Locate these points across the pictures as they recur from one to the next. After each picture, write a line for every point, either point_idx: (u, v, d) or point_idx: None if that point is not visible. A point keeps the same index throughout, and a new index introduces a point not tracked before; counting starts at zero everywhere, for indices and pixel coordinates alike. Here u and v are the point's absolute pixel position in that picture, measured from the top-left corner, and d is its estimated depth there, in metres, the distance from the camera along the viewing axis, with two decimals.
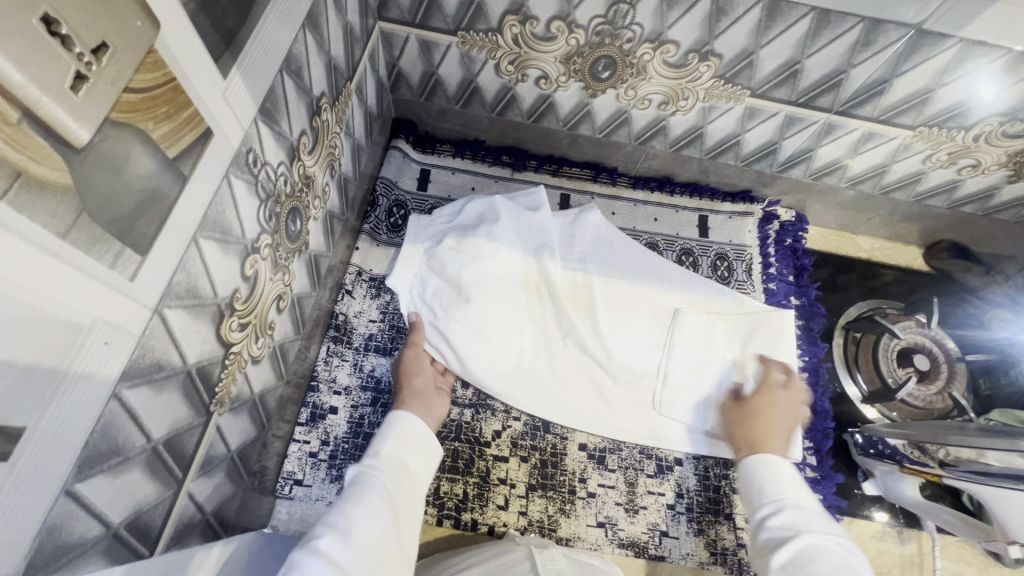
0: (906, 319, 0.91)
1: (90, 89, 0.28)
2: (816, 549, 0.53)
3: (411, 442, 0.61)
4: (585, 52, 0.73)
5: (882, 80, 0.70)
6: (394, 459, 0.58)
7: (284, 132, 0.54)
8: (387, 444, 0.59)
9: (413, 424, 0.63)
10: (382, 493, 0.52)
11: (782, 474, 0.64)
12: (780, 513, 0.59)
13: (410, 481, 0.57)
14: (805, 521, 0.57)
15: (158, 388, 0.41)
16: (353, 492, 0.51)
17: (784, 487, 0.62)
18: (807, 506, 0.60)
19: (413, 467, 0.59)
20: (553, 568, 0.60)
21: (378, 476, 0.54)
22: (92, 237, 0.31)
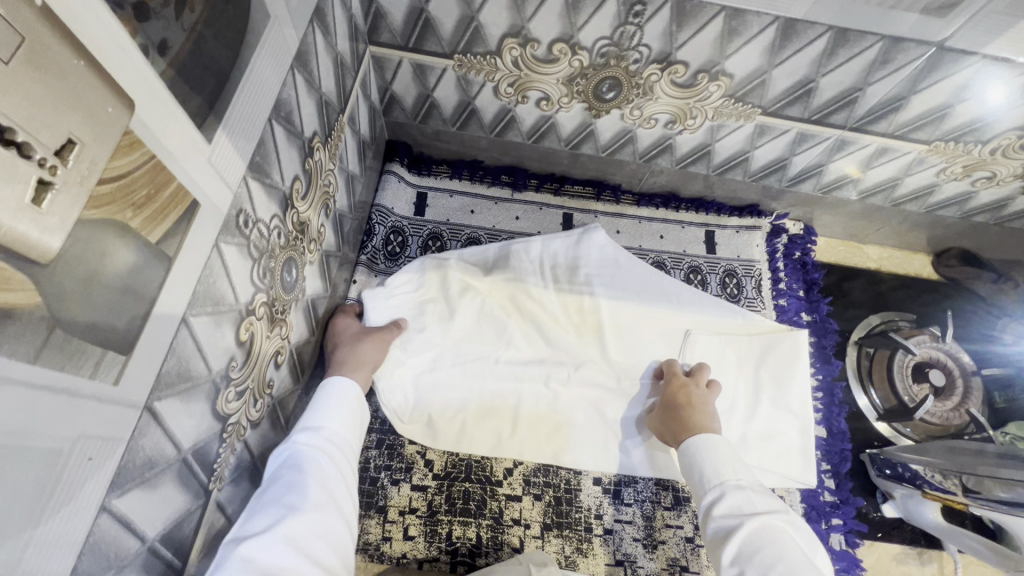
0: (920, 333, 0.90)
1: (56, 196, 0.25)
2: (763, 535, 0.53)
3: (344, 411, 0.61)
4: (589, 73, 0.70)
5: (898, 97, 0.67)
6: (331, 432, 0.58)
7: (276, 183, 0.50)
8: (320, 417, 0.59)
9: (346, 392, 0.63)
10: (318, 474, 0.53)
11: (719, 452, 0.63)
12: (724, 500, 0.58)
13: (346, 453, 0.59)
14: (749, 503, 0.57)
15: (151, 485, 0.38)
16: (286, 478, 0.52)
17: (723, 467, 0.61)
18: (746, 485, 0.60)
19: (347, 437, 0.60)
20: None
21: (309, 455, 0.55)
22: (68, 353, 0.28)
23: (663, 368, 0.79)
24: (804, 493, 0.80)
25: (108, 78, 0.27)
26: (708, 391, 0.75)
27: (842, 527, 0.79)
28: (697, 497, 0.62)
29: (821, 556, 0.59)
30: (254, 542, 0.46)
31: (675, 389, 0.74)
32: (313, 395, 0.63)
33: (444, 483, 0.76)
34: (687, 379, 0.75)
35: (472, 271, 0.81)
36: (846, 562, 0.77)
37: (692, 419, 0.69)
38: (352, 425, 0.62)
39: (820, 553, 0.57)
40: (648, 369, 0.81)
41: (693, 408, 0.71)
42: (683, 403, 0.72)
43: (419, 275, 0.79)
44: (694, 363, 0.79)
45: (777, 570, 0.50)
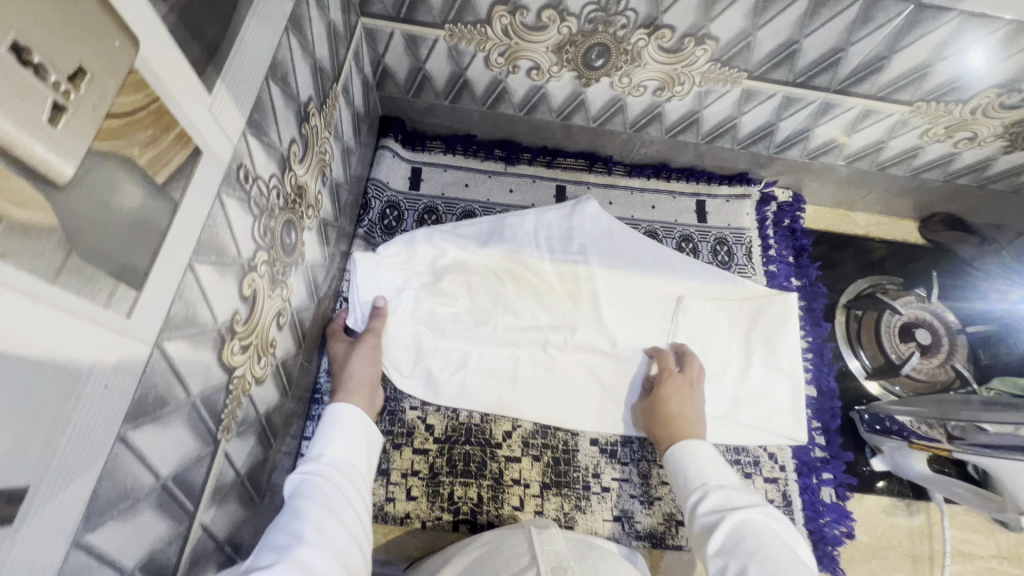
0: (906, 294, 0.92)
1: (69, 121, 0.26)
2: (746, 528, 0.53)
3: (348, 436, 0.62)
4: (578, 40, 0.71)
5: (880, 57, 0.69)
6: (336, 457, 0.59)
7: (274, 143, 0.51)
8: (327, 443, 0.60)
9: (352, 416, 0.64)
10: (325, 498, 0.53)
11: (699, 459, 0.64)
12: (706, 498, 0.59)
13: (352, 476, 0.58)
14: (731, 500, 0.57)
15: (164, 424, 0.40)
16: (292, 507, 0.51)
17: (705, 471, 0.62)
18: (727, 483, 0.60)
19: (354, 460, 0.60)
20: (551, 549, 0.57)
21: (315, 481, 0.55)
22: (85, 278, 0.29)
23: (658, 360, 0.80)
24: (795, 450, 0.83)
25: (115, 14, 0.28)
26: (700, 393, 0.76)
27: (832, 481, 0.81)
28: (684, 503, 0.62)
29: (810, 552, 0.56)
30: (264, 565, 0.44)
31: (667, 390, 0.75)
32: (318, 425, 0.64)
33: (444, 446, 0.78)
34: (681, 379, 0.76)
35: (466, 245, 0.82)
36: (836, 514, 0.79)
37: (677, 432, 0.70)
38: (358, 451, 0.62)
39: (805, 544, 0.57)
40: (641, 358, 0.82)
41: (680, 419, 0.72)
42: (672, 412, 0.73)
43: (409, 246, 0.79)
44: (687, 354, 0.80)
45: (756, 559, 0.50)
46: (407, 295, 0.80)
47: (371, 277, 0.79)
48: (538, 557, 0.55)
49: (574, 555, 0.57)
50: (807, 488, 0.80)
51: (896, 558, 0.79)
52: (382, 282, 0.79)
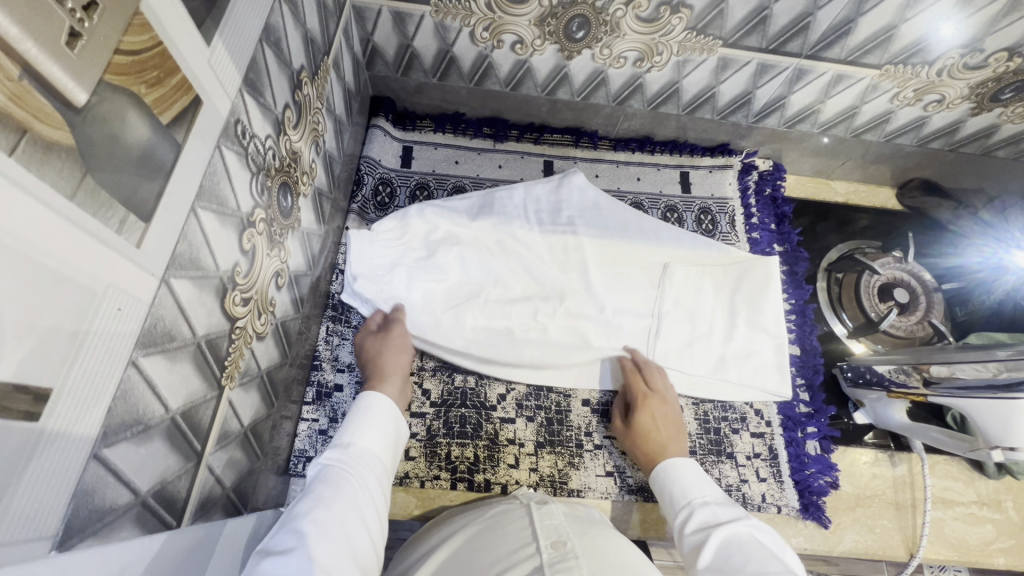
0: (884, 256, 0.95)
1: (84, 47, 0.29)
2: (732, 542, 0.54)
3: (372, 427, 0.63)
4: (559, 12, 0.74)
5: (848, 20, 0.72)
6: (360, 448, 0.60)
7: (269, 105, 0.54)
8: (352, 432, 0.61)
9: (381, 409, 0.66)
10: (345, 487, 0.54)
11: (683, 476, 0.66)
12: (693, 517, 0.60)
13: (376, 468, 0.60)
14: (715, 516, 0.59)
15: (172, 358, 0.42)
16: (315, 491, 0.53)
17: (689, 489, 0.64)
18: (711, 499, 0.62)
19: (378, 452, 0.62)
20: (550, 522, 0.56)
21: (339, 468, 0.57)
22: (98, 201, 0.32)
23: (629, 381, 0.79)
24: (781, 405, 0.85)
25: None
26: (672, 411, 0.77)
27: (817, 434, 0.84)
28: (674, 527, 0.62)
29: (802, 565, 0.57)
30: (280, 553, 0.46)
31: (645, 415, 0.75)
32: (348, 413, 0.66)
33: (441, 409, 0.80)
34: (654, 399, 0.77)
35: (457, 218, 0.85)
36: (821, 465, 0.82)
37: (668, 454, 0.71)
38: (381, 441, 0.63)
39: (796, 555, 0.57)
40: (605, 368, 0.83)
41: (669, 443, 0.72)
42: (661, 441, 0.73)
43: (403, 221, 0.81)
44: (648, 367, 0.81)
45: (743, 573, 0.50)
46: (400, 271, 0.80)
47: (368, 258, 0.79)
48: (537, 531, 0.55)
49: (573, 528, 0.56)
50: (794, 442, 0.83)
51: (880, 506, 0.82)
52: (372, 260, 0.80)
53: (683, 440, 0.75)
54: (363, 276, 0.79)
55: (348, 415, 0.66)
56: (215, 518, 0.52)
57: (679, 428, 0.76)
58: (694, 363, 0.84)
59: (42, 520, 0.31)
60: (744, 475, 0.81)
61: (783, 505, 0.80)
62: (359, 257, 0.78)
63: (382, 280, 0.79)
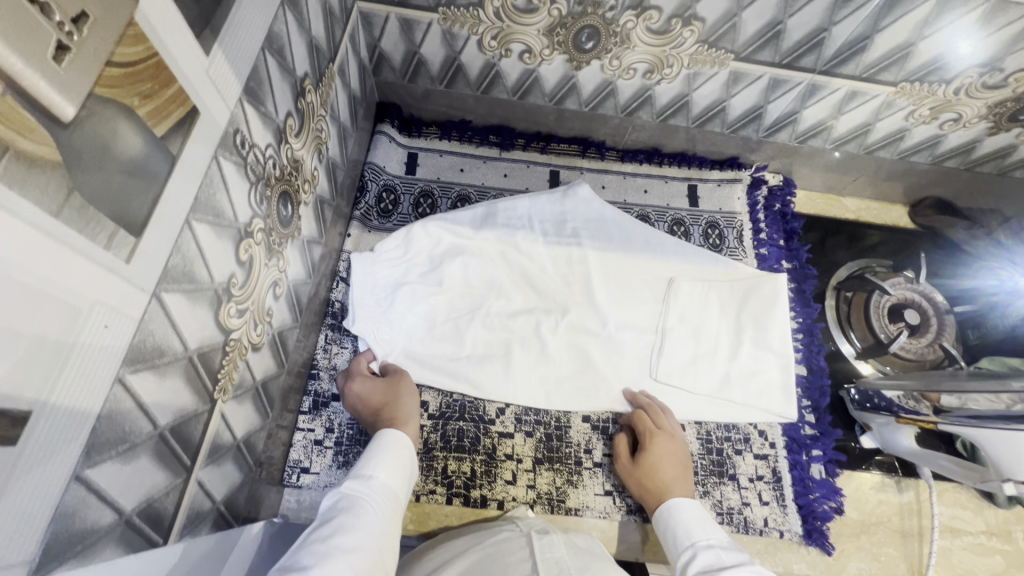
0: (895, 275, 0.93)
1: (72, 61, 0.28)
2: None
3: (394, 462, 0.62)
4: (568, 23, 0.73)
5: (864, 36, 0.70)
6: (380, 482, 0.59)
7: (270, 113, 0.53)
8: (373, 464, 0.61)
9: (397, 443, 0.65)
10: (364, 521, 0.53)
11: (688, 517, 0.65)
12: (696, 559, 0.59)
13: (393, 505, 0.59)
14: (718, 560, 0.57)
15: (161, 374, 0.41)
16: (334, 521, 0.52)
17: (694, 532, 0.63)
18: (716, 543, 0.60)
19: (396, 489, 0.60)
20: (552, 556, 0.56)
21: (360, 501, 0.56)
22: (86, 217, 0.31)
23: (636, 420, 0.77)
24: (785, 426, 0.84)
25: None
26: (679, 447, 0.75)
27: (822, 457, 0.82)
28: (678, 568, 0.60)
29: None
30: None
31: (652, 454, 0.73)
32: (367, 446, 0.65)
33: (438, 422, 0.79)
34: (662, 438, 0.74)
35: (461, 229, 0.84)
36: (825, 490, 0.80)
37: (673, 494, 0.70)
38: (400, 478, 0.62)
39: None
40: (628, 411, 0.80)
41: (675, 484, 0.71)
42: (666, 480, 0.71)
43: (406, 237, 0.81)
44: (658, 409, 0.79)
45: None
46: (402, 290, 0.79)
47: (370, 275, 0.79)
48: (538, 564, 0.53)
49: (575, 563, 0.55)
50: (799, 465, 0.81)
51: (886, 533, 0.80)
52: (376, 279, 0.79)
53: (690, 478, 0.74)
54: (363, 307, 0.78)
55: (367, 448, 0.66)
56: (204, 532, 0.51)
57: (685, 465, 0.74)
58: (698, 381, 0.82)
59: (19, 546, 0.30)
60: (746, 498, 0.79)
61: (785, 530, 0.78)
62: (360, 281, 0.78)
63: (381, 311, 0.78)
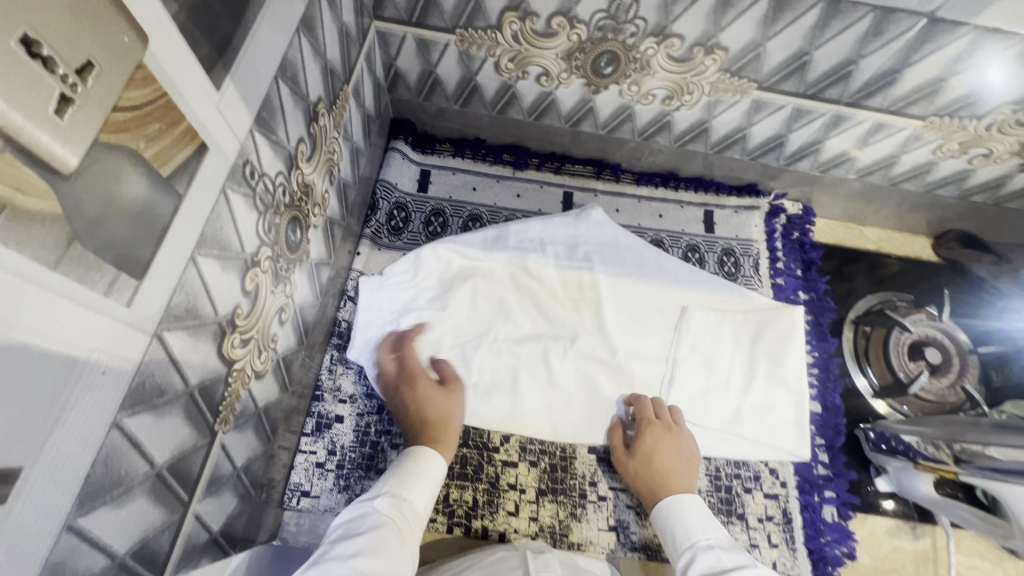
0: (917, 311, 0.91)
1: (75, 112, 0.27)
2: None
3: (417, 479, 0.63)
4: (588, 48, 0.71)
5: (893, 70, 0.68)
6: (403, 500, 0.60)
7: (281, 141, 0.52)
8: (397, 482, 0.62)
9: (422, 458, 0.66)
10: (385, 540, 0.54)
11: (687, 517, 0.66)
12: (696, 562, 0.59)
13: (415, 521, 0.60)
14: (719, 561, 0.58)
15: (160, 413, 0.40)
16: (355, 540, 0.54)
17: (694, 533, 0.64)
18: (716, 543, 0.61)
19: (419, 506, 0.61)
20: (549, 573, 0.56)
21: (385, 518, 0.57)
22: (86, 265, 0.30)
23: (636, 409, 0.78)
24: (798, 465, 0.81)
25: (125, 10, 0.29)
26: (678, 435, 0.75)
27: (835, 499, 0.80)
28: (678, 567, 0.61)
29: None
30: None
31: (650, 443, 0.74)
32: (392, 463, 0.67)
33: None
34: (659, 427, 0.75)
35: (471, 251, 0.83)
36: (837, 533, 0.78)
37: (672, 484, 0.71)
38: (424, 493, 0.63)
39: None
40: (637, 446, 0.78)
41: (672, 474, 0.72)
42: (664, 470, 0.72)
43: (416, 260, 0.81)
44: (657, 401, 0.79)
45: None
46: (409, 315, 0.79)
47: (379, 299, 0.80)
48: None
49: None
50: (810, 506, 0.79)
51: None
52: (382, 304, 0.80)
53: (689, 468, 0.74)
54: (367, 332, 0.79)
55: (392, 463, 0.67)
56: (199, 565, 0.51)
57: (684, 454, 0.74)
58: (708, 416, 0.80)
59: None
60: (755, 539, 0.77)
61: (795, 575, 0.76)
62: (366, 305, 0.79)
63: (387, 334, 0.79)
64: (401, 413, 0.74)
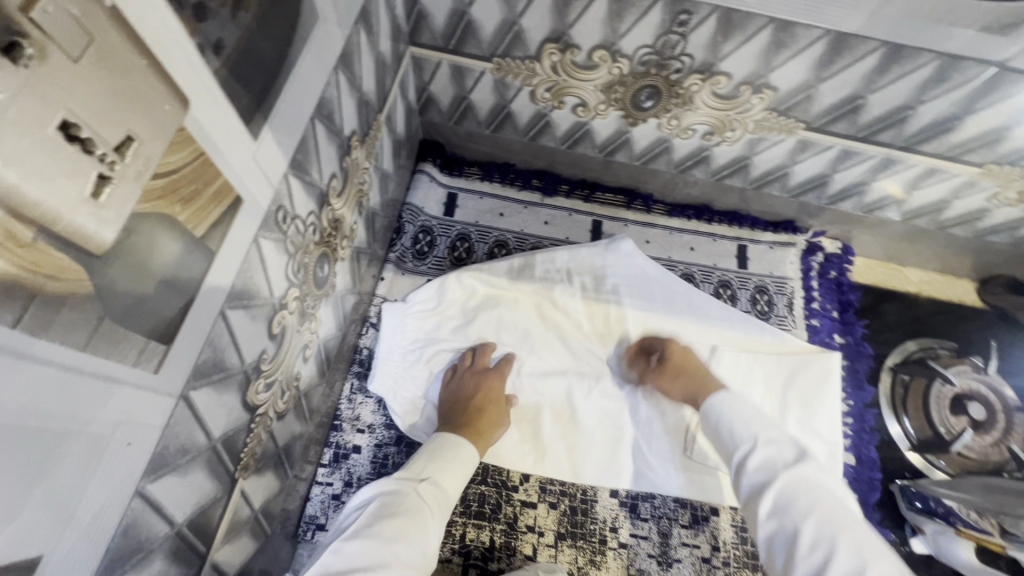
0: (960, 362, 0.87)
1: (113, 190, 0.25)
2: (800, 488, 0.52)
3: (450, 461, 0.62)
4: (629, 81, 0.69)
5: (953, 117, 0.64)
6: (434, 483, 0.59)
7: (314, 180, 0.51)
8: (430, 464, 0.61)
9: (459, 448, 0.64)
10: (418, 520, 0.54)
11: (748, 408, 0.61)
12: (758, 452, 0.55)
13: (445, 503, 0.58)
14: (779, 455, 0.55)
15: (183, 472, 0.39)
16: (388, 516, 0.53)
17: (754, 422, 0.58)
18: (780, 437, 0.56)
19: (448, 487, 0.60)
20: None
21: (422, 498, 0.56)
22: (116, 341, 0.29)
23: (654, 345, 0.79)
24: None
25: (167, 77, 0.27)
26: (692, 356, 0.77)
27: None
28: (727, 461, 0.59)
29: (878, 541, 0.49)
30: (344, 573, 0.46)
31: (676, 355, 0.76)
32: (427, 441, 0.66)
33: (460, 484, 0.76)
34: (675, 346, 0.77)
35: (497, 280, 0.81)
36: None
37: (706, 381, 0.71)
38: (455, 474, 0.62)
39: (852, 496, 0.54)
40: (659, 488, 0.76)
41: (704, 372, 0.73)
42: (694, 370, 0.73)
43: (440, 290, 0.79)
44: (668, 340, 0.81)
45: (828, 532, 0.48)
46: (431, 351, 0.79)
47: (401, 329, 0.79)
48: None
49: None
50: None
51: None
52: (405, 334, 0.79)
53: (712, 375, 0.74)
54: (388, 361, 0.78)
55: (427, 441, 0.66)
56: None
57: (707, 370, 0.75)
58: None
59: None
60: None
61: None
62: (389, 334, 0.78)
63: (409, 366, 0.78)
64: (454, 398, 0.74)
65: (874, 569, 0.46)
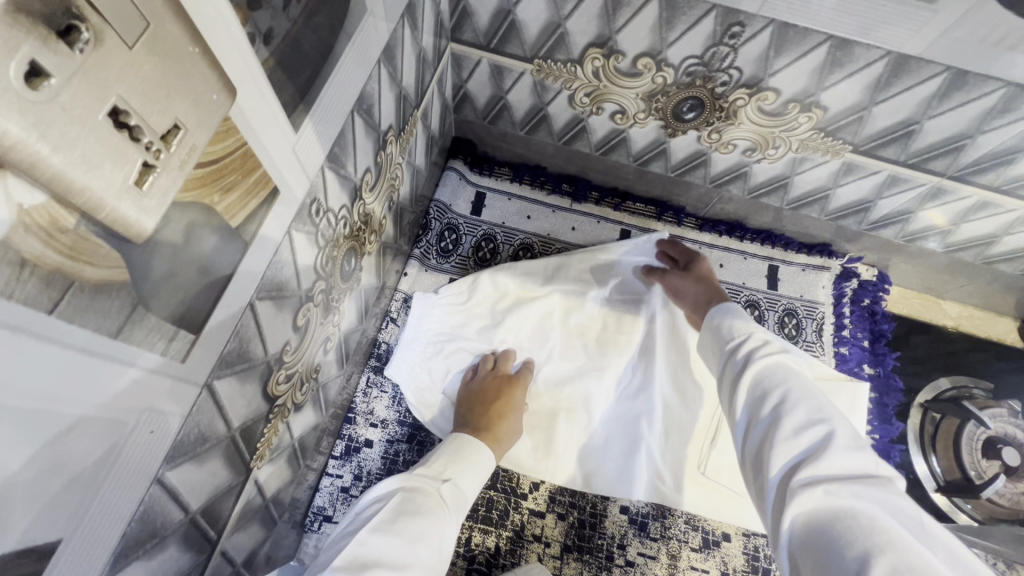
0: (997, 405, 0.83)
1: (156, 179, 0.25)
2: (784, 369, 0.47)
3: (471, 465, 0.61)
4: (671, 91, 0.67)
5: (1012, 149, 0.61)
6: (454, 485, 0.58)
7: (349, 174, 0.50)
8: (452, 466, 0.60)
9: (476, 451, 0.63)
10: (438, 521, 0.52)
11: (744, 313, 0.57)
12: (753, 339, 0.51)
13: (460, 507, 0.57)
14: (768, 342, 0.51)
15: (202, 459, 0.39)
16: (413, 511, 0.51)
17: (751, 322, 0.54)
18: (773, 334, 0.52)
19: (465, 492, 0.59)
20: None
21: (442, 500, 0.55)
22: (147, 329, 0.28)
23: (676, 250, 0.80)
24: None
25: (217, 67, 0.27)
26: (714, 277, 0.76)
27: None
28: (716, 360, 0.55)
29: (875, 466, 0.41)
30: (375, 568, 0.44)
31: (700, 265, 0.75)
32: (450, 438, 0.64)
33: None
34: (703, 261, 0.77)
35: (525, 283, 0.81)
36: None
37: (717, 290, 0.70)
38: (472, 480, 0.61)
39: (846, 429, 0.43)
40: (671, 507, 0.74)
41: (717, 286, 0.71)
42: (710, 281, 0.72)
43: (472, 284, 0.80)
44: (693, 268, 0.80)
45: (807, 404, 0.43)
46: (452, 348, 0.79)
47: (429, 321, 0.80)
48: None
49: None
50: None
51: None
52: (429, 327, 0.80)
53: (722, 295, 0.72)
54: (410, 350, 0.78)
55: (448, 438, 0.65)
56: None
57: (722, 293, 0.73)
58: None
59: None
60: None
61: None
62: (416, 323, 0.79)
63: (429, 357, 0.79)
64: (477, 397, 0.72)
65: (843, 436, 0.41)
